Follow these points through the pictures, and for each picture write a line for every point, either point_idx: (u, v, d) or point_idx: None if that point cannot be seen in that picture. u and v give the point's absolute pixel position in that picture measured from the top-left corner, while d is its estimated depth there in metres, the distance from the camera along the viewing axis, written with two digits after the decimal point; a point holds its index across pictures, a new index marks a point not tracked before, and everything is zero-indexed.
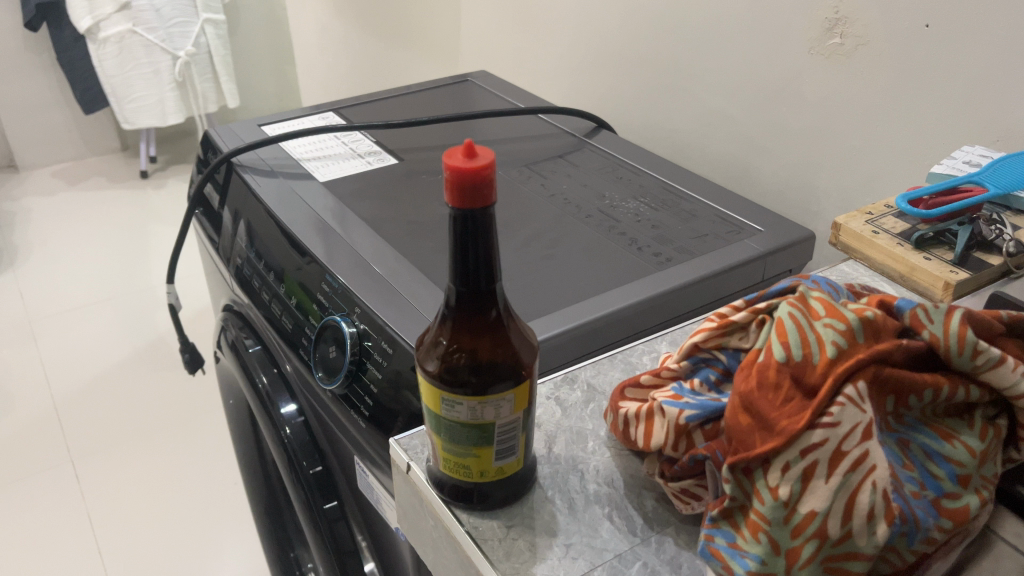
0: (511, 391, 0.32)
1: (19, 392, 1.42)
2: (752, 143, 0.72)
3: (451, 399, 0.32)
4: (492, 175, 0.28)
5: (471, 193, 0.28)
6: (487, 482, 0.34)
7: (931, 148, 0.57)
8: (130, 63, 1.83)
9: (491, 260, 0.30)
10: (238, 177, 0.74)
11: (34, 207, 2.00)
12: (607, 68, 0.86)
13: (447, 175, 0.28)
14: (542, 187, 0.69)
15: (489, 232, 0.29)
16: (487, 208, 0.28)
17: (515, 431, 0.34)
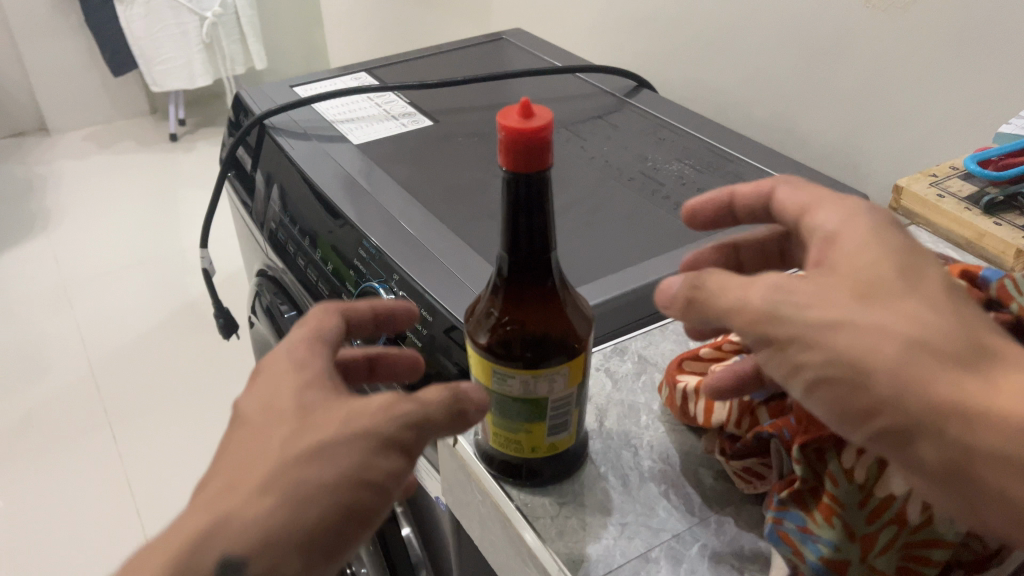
0: (565, 364, 0.31)
1: (55, 354, 1.44)
2: (800, 103, 0.69)
3: (503, 373, 0.31)
4: (549, 137, 0.26)
5: (525, 155, 0.26)
6: (539, 457, 0.33)
7: (997, 107, 0.54)
8: (158, 25, 1.85)
9: (545, 228, 0.29)
10: (270, 140, 0.73)
11: (66, 171, 2.02)
12: (647, 24, 0.83)
13: (501, 136, 0.26)
14: (582, 149, 0.67)
15: (543, 197, 0.27)
16: (542, 171, 0.27)
17: (568, 406, 0.32)
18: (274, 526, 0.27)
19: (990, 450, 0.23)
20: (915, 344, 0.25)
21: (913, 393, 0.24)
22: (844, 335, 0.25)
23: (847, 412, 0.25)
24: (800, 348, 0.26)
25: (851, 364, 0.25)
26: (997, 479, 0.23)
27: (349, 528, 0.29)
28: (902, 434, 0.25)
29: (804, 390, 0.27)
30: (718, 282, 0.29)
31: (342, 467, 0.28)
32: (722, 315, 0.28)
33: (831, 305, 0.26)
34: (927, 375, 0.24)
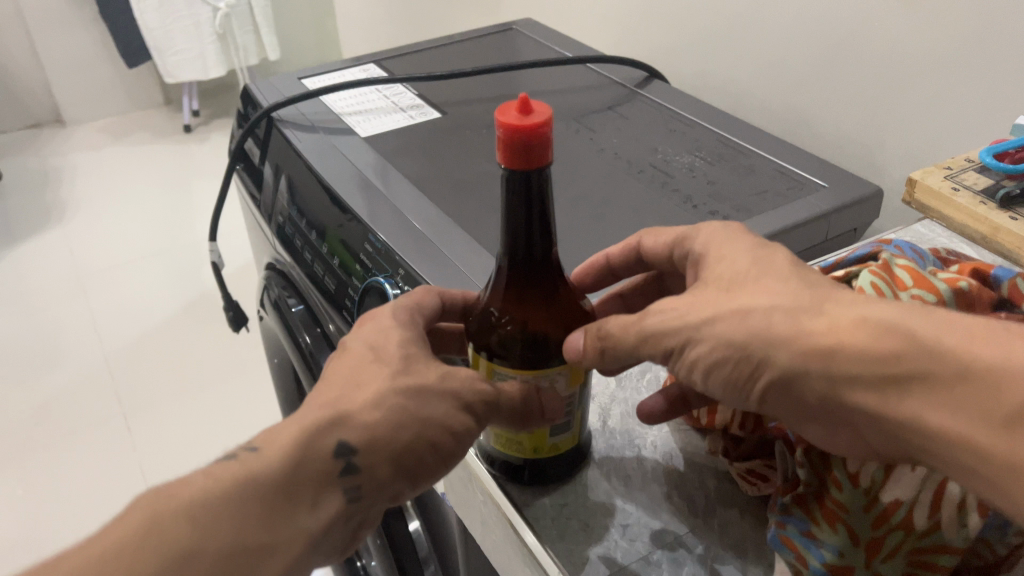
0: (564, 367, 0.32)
1: (69, 345, 1.45)
2: (813, 94, 0.68)
3: (502, 373, 0.32)
4: (547, 133, 0.26)
5: (521, 152, 0.26)
6: (540, 457, 0.33)
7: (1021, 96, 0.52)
8: (171, 16, 1.88)
9: (544, 225, 0.29)
10: (278, 133, 0.73)
11: (80, 163, 2.04)
12: (658, 14, 0.82)
13: (500, 133, 0.26)
14: (591, 141, 0.66)
15: (542, 192, 0.28)
16: (540, 167, 0.27)
17: (572, 406, 0.33)
18: (379, 436, 0.31)
19: (850, 374, 0.27)
20: (775, 310, 0.29)
21: (783, 348, 0.28)
22: (719, 325, 0.29)
23: (739, 385, 0.29)
24: (692, 344, 0.30)
25: (733, 341, 0.29)
26: (860, 398, 0.27)
27: (431, 458, 0.32)
28: (785, 384, 0.28)
29: (701, 382, 0.30)
30: (621, 322, 0.31)
31: (435, 414, 0.32)
32: (635, 349, 0.31)
33: (698, 301, 0.30)
34: (786, 330, 0.28)
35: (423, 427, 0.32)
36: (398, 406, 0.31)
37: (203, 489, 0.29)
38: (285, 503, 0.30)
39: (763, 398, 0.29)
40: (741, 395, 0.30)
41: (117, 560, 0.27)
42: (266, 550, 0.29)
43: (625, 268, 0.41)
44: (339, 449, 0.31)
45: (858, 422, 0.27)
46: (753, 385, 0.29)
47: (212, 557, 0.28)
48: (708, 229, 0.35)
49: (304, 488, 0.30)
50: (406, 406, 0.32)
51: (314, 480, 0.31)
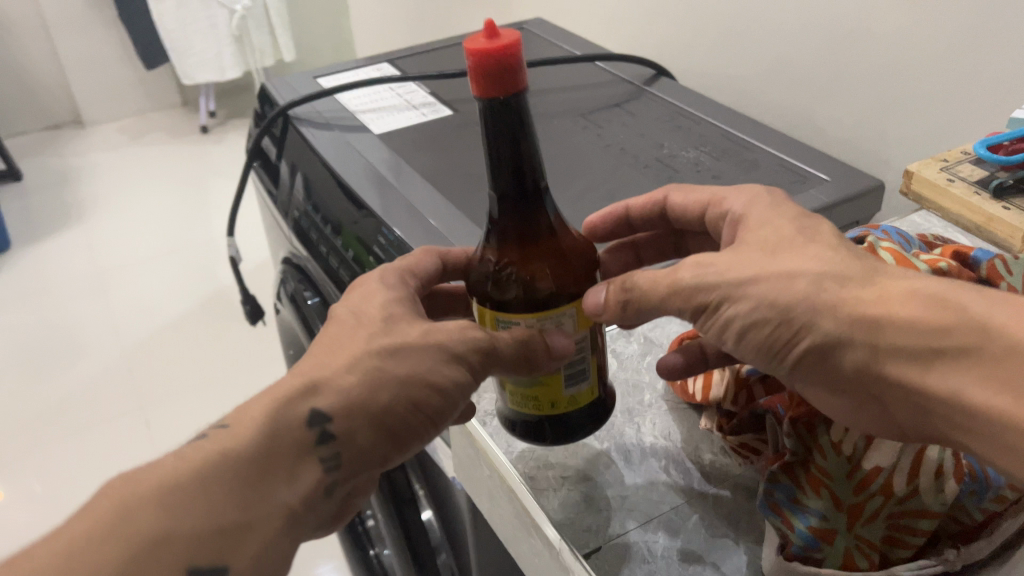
0: (570, 306, 0.33)
1: (88, 339, 1.49)
2: (817, 90, 0.69)
3: (506, 319, 0.34)
4: (518, 56, 0.28)
5: (495, 75, 0.29)
6: (557, 414, 0.34)
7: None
8: (188, 18, 2.00)
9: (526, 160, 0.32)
10: (295, 131, 0.75)
11: (100, 162, 2.11)
12: (665, 14, 0.84)
13: (472, 62, 0.28)
14: (599, 137, 0.68)
15: (520, 120, 0.30)
16: (516, 91, 0.29)
17: (584, 356, 0.34)
18: (355, 399, 0.32)
19: (894, 345, 0.28)
20: (823, 277, 0.29)
21: (827, 315, 0.29)
22: (761, 285, 0.30)
23: (772, 349, 0.30)
24: (730, 302, 0.31)
25: (776, 303, 0.30)
26: (901, 369, 0.28)
27: (413, 418, 0.33)
28: (825, 350, 0.29)
29: (736, 343, 0.31)
30: (649, 278, 0.33)
31: (415, 372, 0.33)
32: (659, 304, 0.33)
33: (740, 261, 0.31)
34: (831, 296, 0.29)
35: (402, 384, 0.33)
36: (371, 368, 0.33)
37: (173, 473, 0.30)
38: (259, 479, 0.31)
39: (796, 363, 0.30)
40: (772, 360, 0.31)
41: (90, 549, 0.28)
42: (244, 528, 0.30)
43: (641, 220, 0.43)
44: (313, 417, 0.32)
45: (894, 394, 0.28)
46: (792, 349, 0.30)
47: (186, 544, 0.29)
48: (749, 189, 0.36)
49: (281, 462, 0.32)
50: (382, 366, 0.33)
51: (291, 453, 0.32)
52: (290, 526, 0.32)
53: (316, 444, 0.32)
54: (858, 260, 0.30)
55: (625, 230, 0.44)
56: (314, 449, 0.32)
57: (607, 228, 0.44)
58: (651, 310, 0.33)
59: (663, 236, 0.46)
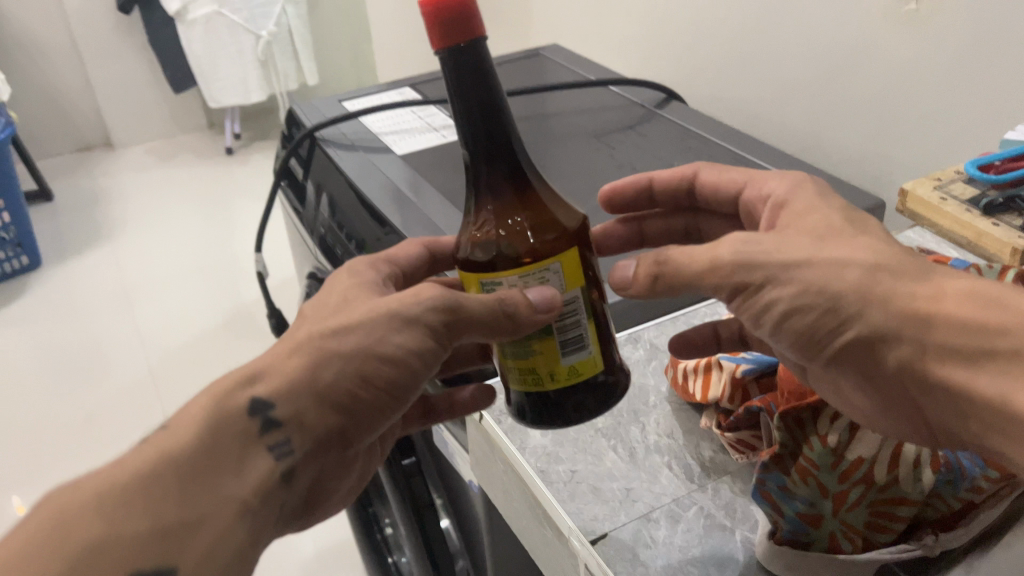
0: (553, 260, 0.34)
1: (116, 355, 1.55)
2: (822, 113, 0.72)
3: (492, 281, 0.35)
4: (468, 4, 0.31)
5: (449, 23, 0.31)
6: (561, 385, 0.36)
7: (1019, 110, 0.55)
8: (217, 45, 2.07)
9: (490, 112, 0.33)
10: (321, 151, 0.79)
11: (129, 184, 2.19)
12: (676, 40, 0.87)
13: (427, 14, 0.31)
14: (611, 157, 0.71)
15: (479, 72, 0.32)
16: (470, 39, 0.31)
17: (578, 314, 0.35)
18: (298, 381, 0.36)
19: (941, 343, 0.30)
20: (879, 269, 0.31)
21: (878, 308, 0.30)
22: (811, 270, 0.31)
23: (814, 336, 0.32)
24: (773, 286, 0.32)
25: (827, 292, 0.31)
26: (952, 369, 0.29)
27: (365, 389, 0.36)
28: (871, 342, 0.31)
29: (777, 324, 0.33)
30: (681, 255, 0.34)
31: (358, 347, 0.36)
32: (692, 281, 0.33)
33: (794, 244, 0.32)
34: (885, 289, 0.30)
35: (349, 359, 0.36)
36: (314, 349, 0.36)
37: (116, 479, 0.33)
38: (207, 475, 0.33)
39: (836, 351, 0.32)
40: (812, 346, 0.32)
41: (37, 551, 0.30)
42: (193, 527, 0.32)
43: (663, 192, 0.46)
44: (254, 407, 0.35)
45: (939, 388, 0.30)
46: (837, 337, 0.31)
47: (129, 543, 0.31)
48: (793, 175, 0.38)
49: (228, 457, 0.34)
50: (324, 348, 0.36)
51: (237, 444, 0.34)
52: (245, 517, 0.34)
53: (262, 429, 0.35)
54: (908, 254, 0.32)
55: (645, 200, 0.47)
56: (260, 436, 0.35)
57: (628, 194, 0.47)
58: (683, 284, 0.34)
59: (677, 221, 0.49)
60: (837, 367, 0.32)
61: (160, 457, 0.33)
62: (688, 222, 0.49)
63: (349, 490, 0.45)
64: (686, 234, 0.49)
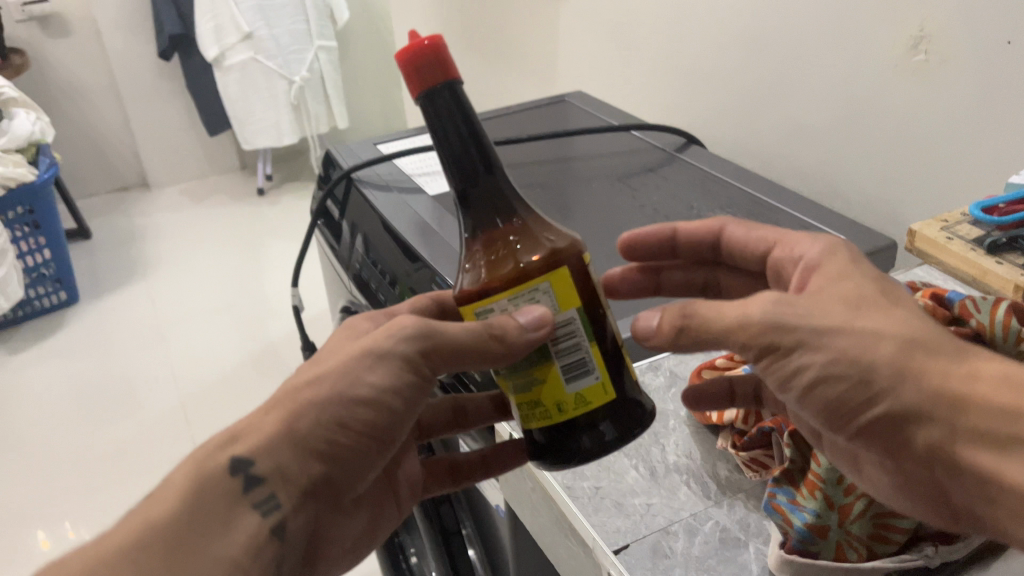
0: (542, 280, 0.35)
1: (146, 390, 1.59)
2: (837, 158, 0.75)
3: (484, 309, 0.36)
4: (438, 48, 0.35)
5: (425, 66, 0.35)
6: (567, 413, 0.36)
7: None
8: (251, 89, 2.15)
9: (471, 145, 0.36)
10: (358, 191, 0.83)
11: (164, 223, 2.26)
12: (696, 87, 0.91)
13: (402, 62, 0.35)
14: (634, 199, 0.74)
15: (456, 109, 0.35)
16: (443, 79, 0.35)
17: (578, 340, 0.36)
18: (275, 436, 0.38)
19: (972, 426, 0.31)
20: (912, 345, 0.32)
21: (911, 386, 0.32)
22: (844, 338, 0.33)
23: (844, 405, 0.33)
24: (806, 350, 0.33)
25: (859, 364, 0.32)
26: (977, 452, 0.31)
27: (340, 435, 0.38)
28: (901, 417, 0.32)
29: (806, 389, 0.34)
30: (708, 312, 0.35)
31: (331, 395, 0.38)
32: (719, 336, 0.35)
33: (830, 314, 0.33)
34: (919, 366, 0.32)
35: (323, 409, 0.38)
36: (290, 400, 0.38)
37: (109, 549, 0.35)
38: (196, 536, 0.36)
39: (866, 423, 0.33)
40: (840, 417, 0.34)
41: None
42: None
43: (687, 245, 0.49)
44: (235, 465, 0.38)
45: (963, 471, 0.32)
46: (866, 409, 0.33)
47: None
48: (827, 241, 0.39)
49: (217, 517, 0.37)
50: (298, 402, 0.38)
51: (223, 504, 0.37)
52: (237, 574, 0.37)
53: (245, 488, 0.38)
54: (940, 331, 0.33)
55: (669, 252, 0.50)
56: (245, 495, 0.38)
57: (651, 243, 0.50)
58: (710, 338, 0.35)
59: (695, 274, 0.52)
60: (860, 438, 0.34)
61: (144, 525, 0.36)
62: (707, 277, 0.51)
63: (351, 547, 0.47)
64: (703, 287, 0.52)
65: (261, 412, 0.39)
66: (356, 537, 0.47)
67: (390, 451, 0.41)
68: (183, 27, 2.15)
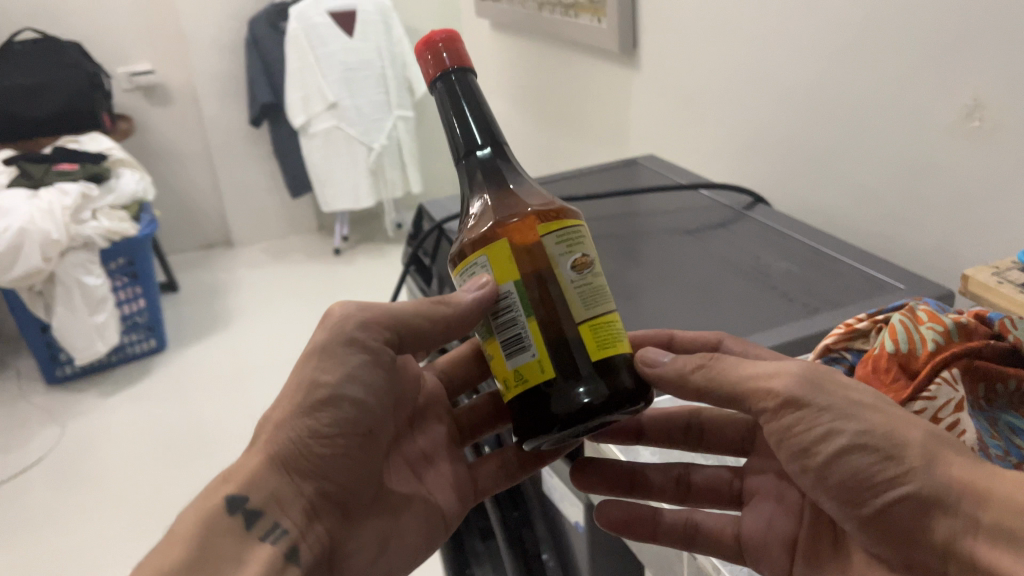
0: (478, 256, 0.43)
1: (224, 438, 1.68)
2: (899, 218, 0.80)
3: (458, 278, 0.46)
4: (443, 45, 0.46)
5: (433, 56, 0.46)
6: (510, 385, 0.43)
7: None
8: (333, 154, 2.29)
9: (465, 121, 0.46)
10: (447, 241, 0.91)
11: (245, 279, 2.39)
12: (764, 151, 0.98)
13: (419, 55, 0.46)
14: (704, 249, 0.81)
15: (457, 90, 0.46)
16: (448, 67, 0.46)
17: (515, 316, 0.42)
18: (253, 478, 0.48)
19: (990, 523, 0.35)
20: (939, 437, 0.38)
21: (940, 472, 0.37)
22: (880, 416, 0.39)
23: (873, 483, 0.38)
24: (839, 420, 0.39)
25: (891, 439, 0.38)
26: (996, 550, 0.35)
27: (314, 445, 0.49)
28: (922, 501, 0.37)
29: (832, 457, 0.39)
30: (735, 361, 0.43)
31: (290, 419, 0.49)
32: (745, 378, 0.42)
33: (867, 394, 0.40)
34: (946, 455, 0.37)
35: (291, 425, 0.49)
36: (262, 440, 0.50)
37: None
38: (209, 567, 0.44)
39: (891, 502, 0.38)
40: (865, 493, 0.39)
41: None
42: None
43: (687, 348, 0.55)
44: (234, 505, 0.47)
45: (979, 568, 0.35)
46: (888, 489, 0.38)
47: None
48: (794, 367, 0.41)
49: (229, 551, 0.45)
50: (275, 428, 0.49)
51: (231, 539, 0.46)
52: None
53: (247, 522, 0.47)
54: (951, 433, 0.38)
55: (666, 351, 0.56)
56: (250, 529, 0.47)
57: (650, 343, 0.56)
58: (721, 379, 0.43)
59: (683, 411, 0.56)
60: (879, 517, 0.39)
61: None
62: (690, 417, 0.56)
63: (382, 547, 0.54)
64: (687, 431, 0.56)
65: (244, 460, 0.50)
66: (388, 531, 0.54)
67: (363, 441, 0.51)
68: (275, 97, 2.32)
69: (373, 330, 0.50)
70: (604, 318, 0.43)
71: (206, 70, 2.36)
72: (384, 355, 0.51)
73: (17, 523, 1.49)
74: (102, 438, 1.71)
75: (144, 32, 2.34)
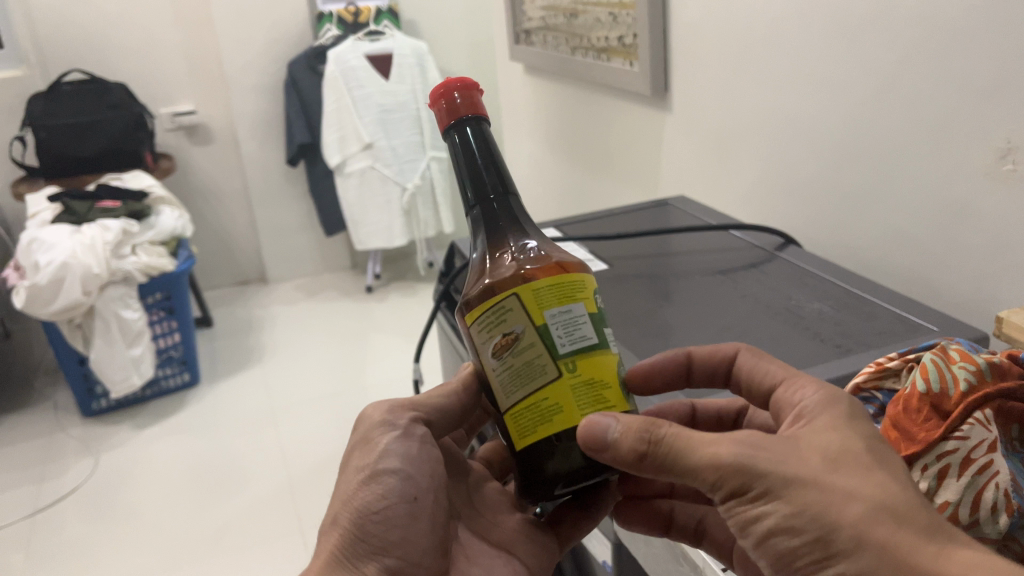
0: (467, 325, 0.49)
1: (255, 475, 1.68)
2: (933, 262, 0.79)
3: None
4: (447, 101, 0.46)
5: (442, 114, 0.47)
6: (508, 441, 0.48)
7: None
8: (368, 194, 2.32)
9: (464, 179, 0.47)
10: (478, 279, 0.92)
11: (278, 316, 2.42)
12: (796, 193, 0.98)
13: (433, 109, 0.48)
14: (736, 289, 0.81)
15: (455, 148, 0.47)
16: (448, 125, 0.47)
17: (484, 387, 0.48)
18: None
19: None
20: (881, 509, 0.37)
21: (867, 552, 0.36)
22: (816, 491, 0.38)
23: (804, 556, 0.39)
24: (772, 498, 0.39)
25: (820, 522, 0.38)
26: None
27: (370, 522, 0.51)
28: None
29: (767, 533, 0.40)
30: (673, 443, 0.41)
31: (346, 505, 0.52)
32: (688, 464, 0.41)
33: (800, 467, 0.39)
34: (879, 532, 0.36)
35: (349, 511, 0.51)
36: (329, 537, 0.52)
37: None
38: None
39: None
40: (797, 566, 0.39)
41: None
42: None
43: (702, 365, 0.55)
44: None
45: None
46: (821, 565, 0.38)
47: None
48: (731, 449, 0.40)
49: None
50: (337, 522, 0.52)
51: None
52: None
53: None
54: (917, 499, 0.38)
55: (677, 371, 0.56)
56: None
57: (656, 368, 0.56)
58: (667, 461, 0.41)
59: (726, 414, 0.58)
60: None
61: None
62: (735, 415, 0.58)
63: None
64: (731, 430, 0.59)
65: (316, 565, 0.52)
66: None
67: (417, 511, 0.52)
68: (312, 137, 2.37)
69: (400, 412, 0.54)
70: (531, 399, 0.42)
71: (246, 110, 2.42)
72: (416, 430, 0.54)
73: (51, 553, 1.50)
74: (134, 473, 1.72)
75: (188, 75, 2.41)
